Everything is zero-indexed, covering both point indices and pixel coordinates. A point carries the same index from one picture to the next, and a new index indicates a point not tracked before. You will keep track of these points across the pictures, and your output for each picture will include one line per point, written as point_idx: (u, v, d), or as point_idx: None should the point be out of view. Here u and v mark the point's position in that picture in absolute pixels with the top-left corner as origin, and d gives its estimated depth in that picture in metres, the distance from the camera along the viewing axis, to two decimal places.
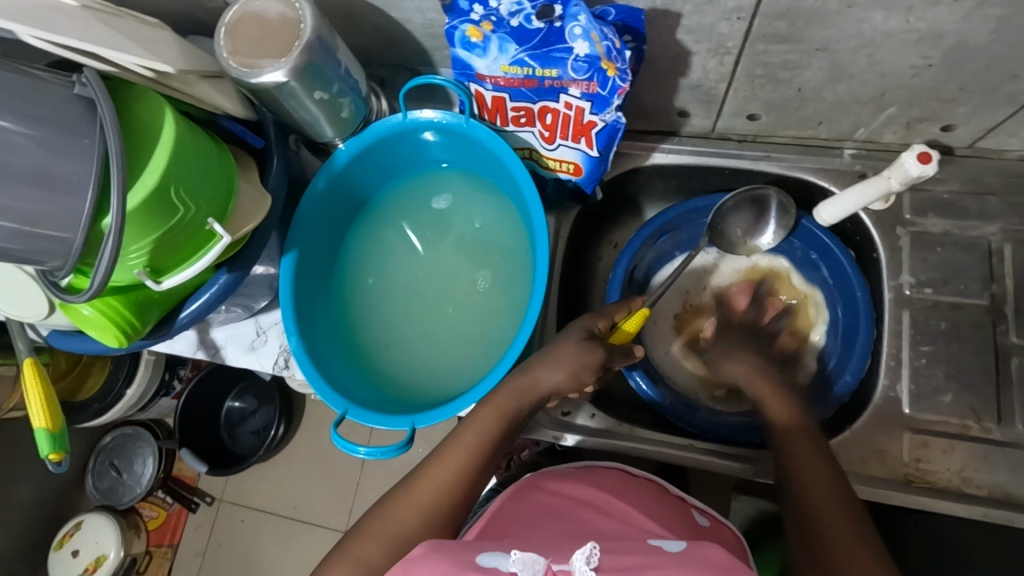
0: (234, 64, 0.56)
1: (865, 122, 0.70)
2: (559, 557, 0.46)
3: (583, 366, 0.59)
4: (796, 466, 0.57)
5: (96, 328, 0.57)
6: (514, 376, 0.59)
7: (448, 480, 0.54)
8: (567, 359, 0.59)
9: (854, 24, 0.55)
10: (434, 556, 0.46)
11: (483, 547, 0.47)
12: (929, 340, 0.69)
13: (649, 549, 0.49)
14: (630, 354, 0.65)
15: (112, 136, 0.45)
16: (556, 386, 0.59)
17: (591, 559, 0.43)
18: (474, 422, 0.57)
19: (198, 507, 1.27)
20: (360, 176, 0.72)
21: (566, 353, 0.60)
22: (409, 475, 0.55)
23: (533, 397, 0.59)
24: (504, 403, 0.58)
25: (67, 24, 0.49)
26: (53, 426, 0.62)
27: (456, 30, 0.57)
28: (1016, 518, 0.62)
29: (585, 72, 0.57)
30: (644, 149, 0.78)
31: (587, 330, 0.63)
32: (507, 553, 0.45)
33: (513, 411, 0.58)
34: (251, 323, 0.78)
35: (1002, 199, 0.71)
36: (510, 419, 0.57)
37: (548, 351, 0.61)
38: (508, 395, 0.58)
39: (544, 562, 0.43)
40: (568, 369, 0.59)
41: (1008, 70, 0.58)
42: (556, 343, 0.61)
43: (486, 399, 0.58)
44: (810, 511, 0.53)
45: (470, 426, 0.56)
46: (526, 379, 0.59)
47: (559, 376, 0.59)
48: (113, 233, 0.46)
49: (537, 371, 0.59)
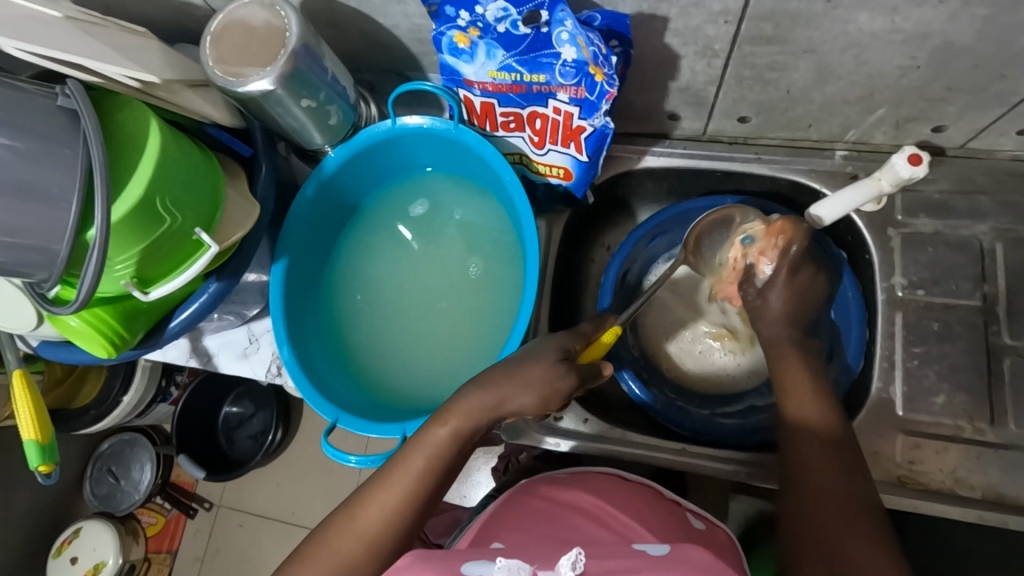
0: (219, 73, 0.56)
1: (855, 123, 0.70)
2: (545, 563, 0.46)
3: (552, 391, 0.57)
4: (816, 468, 0.54)
5: (84, 339, 0.57)
6: (473, 392, 0.55)
7: (395, 504, 0.52)
8: (537, 380, 0.57)
9: (840, 25, 0.54)
10: (419, 567, 0.46)
11: (471, 555, 0.48)
12: (921, 341, 0.69)
13: (632, 552, 0.48)
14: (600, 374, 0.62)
15: (95, 148, 0.45)
16: (522, 408, 0.56)
17: (576, 565, 0.44)
18: (427, 438, 0.54)
19: (197, 512, 1.27)
20: (350, 183, 0.72)
21: (536, 375, 0.57)
22: (364, 490, 0.54)
23: (493, 414, 0.56)
24: (456, 421, 0.54)
25: (50, 35, 0.49)
26: (42, 437, 0.61)
27: (443, 36, 0.56)
28: (1011, 520, 0.62)
29: (573, 77, 0.57)
30: (635, 152, 0.78)
31: (563, 348, 0.61)
32: (493, 560, 0.46)
33: (468, 427, 0.55)
34: (243, 330, 0.78)
35: (992, 198, 0.71)
36: (463, 434, 0.55)
37: (520, 365, 0.57)
38: (461, 413, 0.55)
39: (529, 568, 0.44)
40: (538, 393, 0.56)
41: (996, 70, 0.58)
42: (528, 360, 0.58)
43: (440, 417, 0.55)
44: (819, 528, 0.51)
45: (418, 446, 0.54)
46: (490, 397, 0.56)
47: (528, 399, 0.56)
48: (97, 245, 0.46)
49: (504, 390, 0.56)
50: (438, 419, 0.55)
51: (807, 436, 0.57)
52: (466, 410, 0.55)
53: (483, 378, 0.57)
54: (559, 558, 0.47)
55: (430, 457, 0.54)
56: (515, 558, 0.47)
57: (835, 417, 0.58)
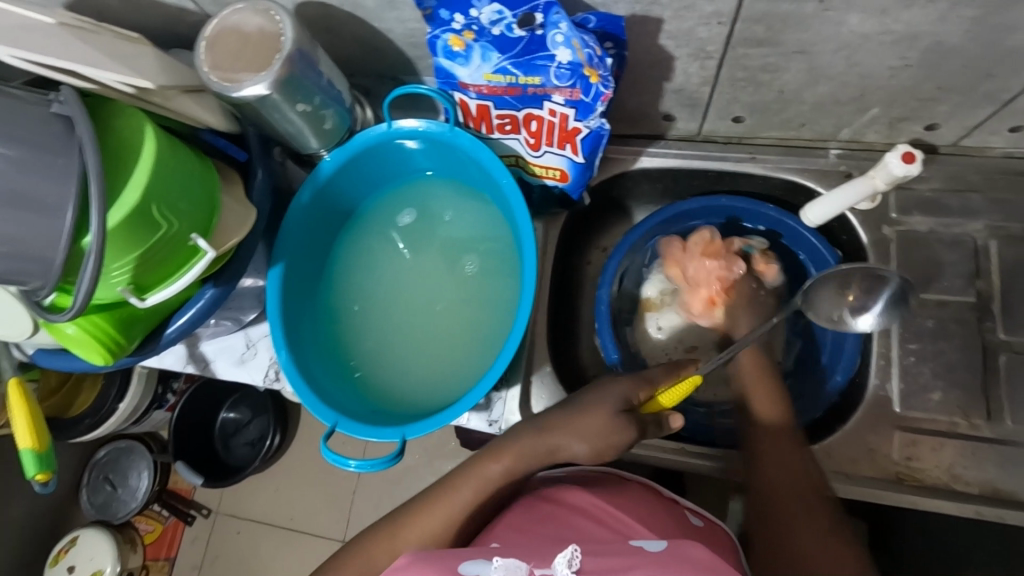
0: (215, 79, 0.56)
1: (848, 122, 0.70)
2: (543, 561, 0.46)
3: (609, 447, 0.56)
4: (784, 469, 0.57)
5: (81, 347, 0.57)
6: (526, 435, 0.58)
7: (437, 530, 0.55)
8: (591, 431, 0.56)
9: (831, 27, 0.55)
10: (417, 568, 0.47)
11: (466, 554, 0.48)
12: (917, 339, 0.69)
13: (631, 549, 0.48)
14: (663, 425, 0.61)
15: (90, 155, 0.45)
16: (575, 455, 0.57)
17: (573, 562, 0.44)
18: (482, 474, 0.57)
19: (195, 519, 1.26)
20: (346, 187, 0.72)
21: (593, 425, 0.57)
22: (406, 510, 0.57)
23: (549, 461, 0.58)
24: (510, 461, 0.57)
25: (45, 42, 0.49)
26: (40, 446, 0.61)
27: (438, 39, 0.57)
28: (1007, 515, 0.62)
29: (568, 79, 0.57)
30: (630, 153, 0.78)
31: (625, 400, 0.59)
32: (490, 559, 0.46)
33: (510, 466, 0.57)
34: (240, 336, 0.77)
35: (985, 196, 0.72)
36: (504, 468, 0.56)
37: (575, 413, 0.58)
38: (519, 453, 0.57)
39: (526, 568, 0.44)
40: (593, 448, 0.56)
41: (986, 69, 0.58)
42: (587, 410, 0.57)
43: (495, 453, 0.58)
44: (792, 532, 0.53)
45: (467, 481, 0.57)
46: (544, 443, 0.57)
47: (580, 447, 0.56)
48: (93, 253, 0.46)
49: (556, 438, 0.57)
50: (492, 454, 0.58)
51: (774, 439, 0.60)
52: (518, 451, 0.57)
53: (545, 420, 0.58)
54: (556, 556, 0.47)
55: (479, 490, 0.57)
56: (512, 556, 0.47)
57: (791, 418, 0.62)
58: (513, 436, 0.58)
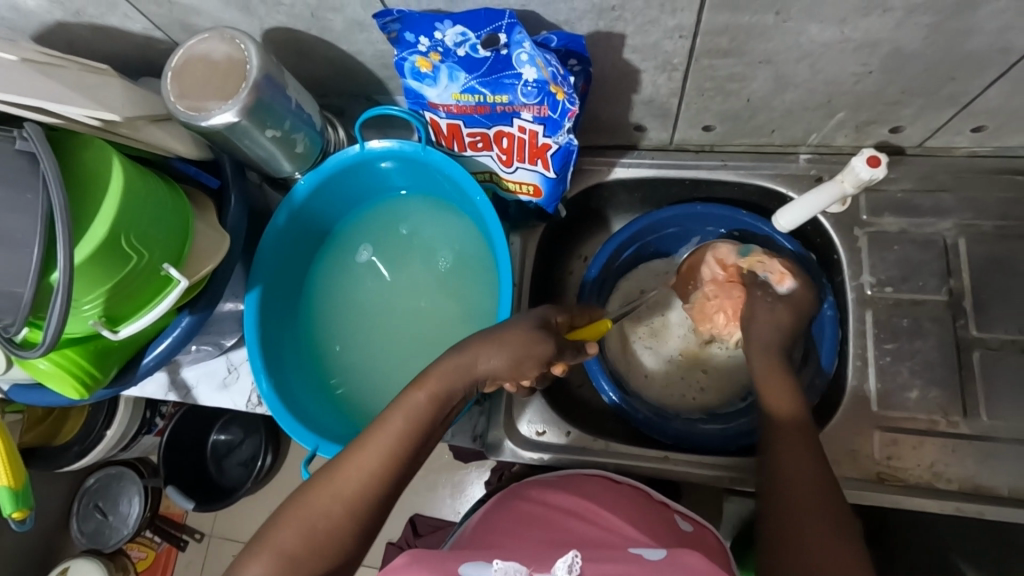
0: (182, 108, 0.57)
1: (817, 127, 0.71)
2: (541, 564, 0.47)
3: (529, 356, 0.55)
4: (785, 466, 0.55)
5: (55, 380, 0.56)
6: (450, 354, 0.54)
7: (375, 469, 0.50)
8: (514, 344, 0.55)
9: (792, 37, 0.56)
10: (415, 567, 0.46)
11: (466, 557, 0.48)
12: (892, 338, 0.70)
13: (630, 556, 0.48)
14: (581, 351, 0.61)
15: (56, 191, 0.45)
16: (493, 370, 0.55)
17: (573, 567, 0.44)
18: (406, 402, 0.53)
19: (187, 544, 1.23)
20: (321, 208, 0.72)
21: (515, 338, 0.55)
22: (343, 453, 0.52)
23: (468, 377, 0.54)
24: (434, 384, 0.53)
25: (9, 80, 0.49)
26: (16, 483, 0.61)
27: (406, 61, 0.57)
28: (988, 510, 0.64)
29: (535, 96, 0.57)
30: (605, 164, 0.79)
31: (544, 318, 0.58)
32: (490, 562, 0.47)
33: (445, 393, 0.53)
34: (222, 360, 0.77)
35: (953, 194, 0.73)
36: (443, 401, 0.53)
37: (496, 330, 0.56)
38: (440, 376, 0.53)
39: (525, 571, 0.45)
40: (510, 356, 0.54)
41: (948, 72, 0.59)
42: (506, 327, 0.56)
43: (419, 380, 0.53)
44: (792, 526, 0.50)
45: (399, 409, 0.52)
46: (463, 357, 0.54)
47: (499, 360, 0.55)
48: (61, 290, 0.45)
49: (477, 350, 0.54)
50: (416, 382, 0.54)
51: (793, 432, 0.58)
52: (443, 371, 0.53)
53: (463, 343, 0.56)
54: (556, 560, 0.47)
55: (411, 419, 0.52)
56: (511, 559, 0.48)
57: (804, 408, 0.60)
58: (434, 361, 0.54)
